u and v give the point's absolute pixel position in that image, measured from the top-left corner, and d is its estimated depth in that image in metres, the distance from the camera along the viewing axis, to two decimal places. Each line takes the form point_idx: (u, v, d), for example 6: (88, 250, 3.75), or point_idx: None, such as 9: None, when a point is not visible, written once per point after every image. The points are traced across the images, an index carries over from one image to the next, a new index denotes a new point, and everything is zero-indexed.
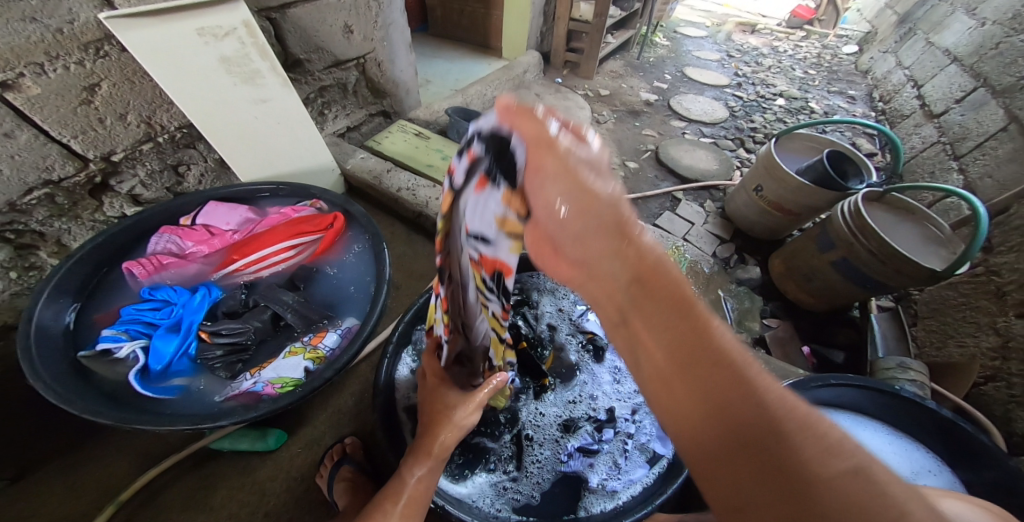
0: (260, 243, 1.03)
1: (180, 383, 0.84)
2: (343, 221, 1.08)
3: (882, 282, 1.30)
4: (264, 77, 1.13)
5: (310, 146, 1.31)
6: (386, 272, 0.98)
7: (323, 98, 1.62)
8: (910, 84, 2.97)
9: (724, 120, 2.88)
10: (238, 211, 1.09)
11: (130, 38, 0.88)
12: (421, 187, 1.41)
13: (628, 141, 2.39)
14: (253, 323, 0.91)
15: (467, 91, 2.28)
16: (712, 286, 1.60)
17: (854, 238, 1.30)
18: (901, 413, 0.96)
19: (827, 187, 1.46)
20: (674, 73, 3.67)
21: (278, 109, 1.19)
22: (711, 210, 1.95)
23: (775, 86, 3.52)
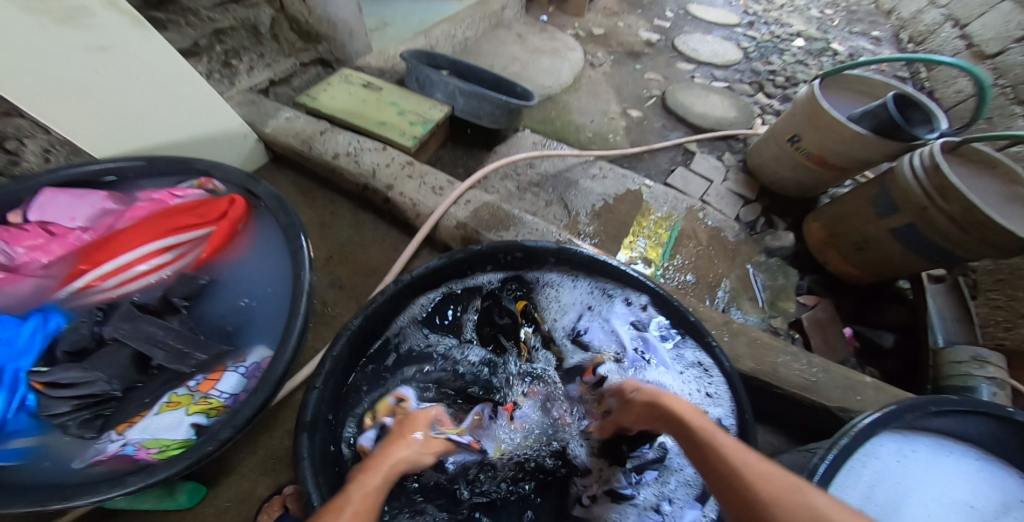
0: (121, 244, 0.70)
1: (22, 448, 0.55)
2: (244, 205, 0.77)
3: (959, 254, 1.02)
4: (96, 13, 0.70)
5: (199, 107, 0.94)
6: (306, 280, 0.67)
7: (223, 45, 1.23)
8: (949, 24, 2.60)
9: (737, 62, 2.49)
10: (87, 200, 0.72)
11: None
12: (365, 151, 1.09)
13: (628, 86, 2.01)
14: (105, 369, 0.57)
15: (431, 32, 1.86)
16: (739, 260, 1.31)
17: (929, 201, 1.00)
18: (1004, 435, 0.70)
19: (890, 137, 1.13)
20: (676, 10, 3.18)
21: (134, 59, 0.79)
22: (730, 164, 1.64)
23: (792, 25, 3.09)
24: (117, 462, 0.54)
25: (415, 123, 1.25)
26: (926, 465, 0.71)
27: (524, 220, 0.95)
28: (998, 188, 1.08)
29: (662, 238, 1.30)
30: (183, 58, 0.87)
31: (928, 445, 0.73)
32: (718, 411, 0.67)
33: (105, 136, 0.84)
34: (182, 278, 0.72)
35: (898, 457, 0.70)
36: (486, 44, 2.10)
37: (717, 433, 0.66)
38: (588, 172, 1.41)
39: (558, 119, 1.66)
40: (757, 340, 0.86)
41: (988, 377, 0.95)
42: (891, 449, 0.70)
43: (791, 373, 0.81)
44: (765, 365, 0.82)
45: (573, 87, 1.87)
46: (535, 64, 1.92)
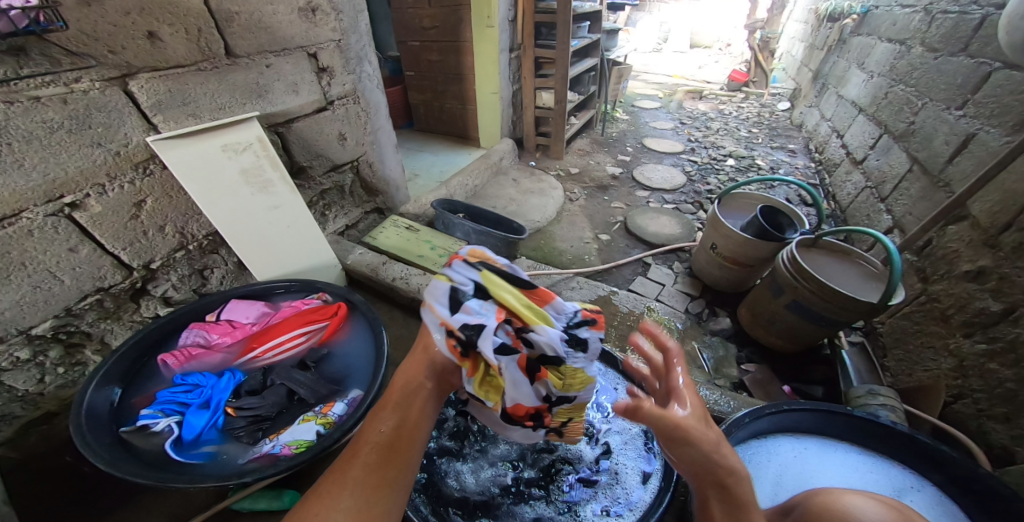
0: (275, 331, 1.23)
1: (209, 450, 0.98)
2: (345, 309, 1.29)
3: (830, 317, 1.46)
4: (275, 186, 1.41)
5: (314, 245, 1.54)
6: (384, 350, 1.15)
7: (324, 200, 1.84)
8: (835, 135, 3.49)
9: (682, 185, 3.25)
10: (257, 306, 1.30)
11: (169, 155, 1.14)
12: (413, 275, 1.59)
13: (599, 213, 2.68)
14: (268, 400, 1.07)
15: (450, 183, 2.54)
16: (688, 339, 1.78)
17: (795, 280, 1.51)
18: (862, 432, 1.06)
19: (766, 239, 1.73)
20: (635, 145, 4.12)
21: (288, 211, 1.45)
22: (679, 271, 2.20)
23: (724, 147, 4.01)
24: (262, 458, 0.95)
25: (443, 255, 1.78)
26: (819, 459, 1.05)
27: None
28: (853, 269, 1.60)
29: (627, 328, 1.75)
30: (312, 215, 1.52)
31: (819, 444, 1.08)
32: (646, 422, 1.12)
33: (268, 266, 1.45)
34: (307, 352, 1.22)
35: (797, 454, 1.06)
36: (490, 188, 2.80)
37: (647, 435, 1.09)
38: (568, 285, 1.90)
39: (546, 246, 2.22)
40: None
41: (880, 403, 1.29)
42: (786, 448, 1.07)
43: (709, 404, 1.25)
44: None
45: (556, 219, 2.49)
46: (527, 202, 2.57)
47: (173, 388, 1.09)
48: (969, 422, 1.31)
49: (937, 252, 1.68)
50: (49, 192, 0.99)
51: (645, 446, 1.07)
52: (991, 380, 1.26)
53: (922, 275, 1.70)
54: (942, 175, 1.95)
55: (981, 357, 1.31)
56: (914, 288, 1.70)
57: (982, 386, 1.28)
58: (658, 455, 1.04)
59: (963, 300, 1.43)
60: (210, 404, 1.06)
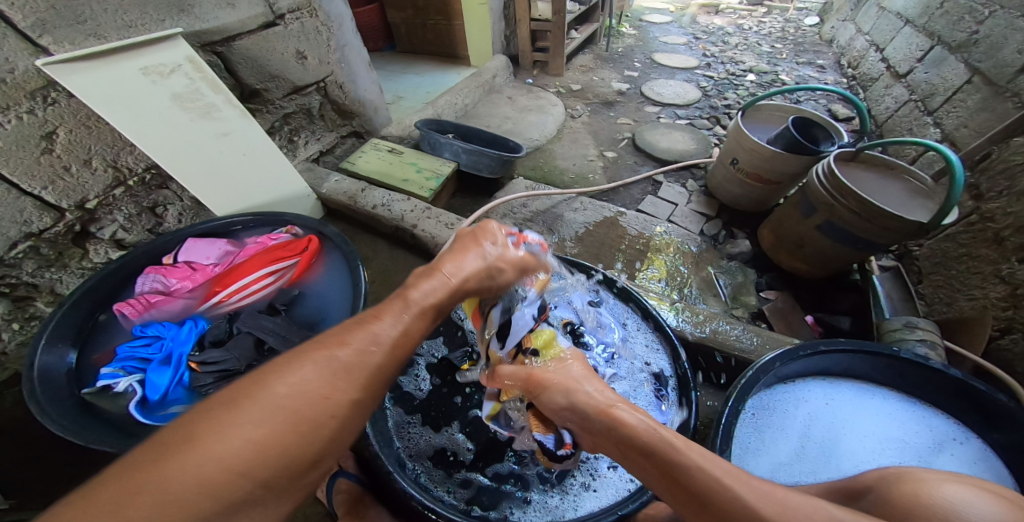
0: (240, 271, 1.09)
1: (176, 410, 0.88)
2: (317, 243, 1.14)
3: (870, 240, 1.28)
4: (221, 110, 1.18)
5: (280, 175, 1.35)
6: (360, 288, 0.99)
7: (289, 125, 1.61)
8: (874, 49, 3.05)
9: (697, 101, 2.91)
10: (217, 245, 1.14)
11: (74, 82, 0.90)
12: (395, 202, 1.40)
13: (604, 131, 2.40)
14: (235, 352, 0.93)
15: (437, 103, 2.22)
16: (702, 264, 1.62)
17: (833, 199, 1.30)
18: (906, 377, 0.93)
19: (799, 152, 1.50)
20: (643, 60, 3.66)
21: (240, 141, 1.24)
22: (694, 189, 2.01)
23: (744, 62, 3.56)
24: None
25: (430, 179, 1.55)
26: (851, 406, 0.94)
27: None
28: (897, 185, 1.39)
29: (636, 252, 1.59)
30: (272, 142, 1.31)
31: (853, 390, 0.97)
32: (661, 362, 0.95)
33: (226, 201, 1.26)
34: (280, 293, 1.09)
35: (827, 400, 0.95)
36: (483, 107, 2.47)
37: (660, 379, 0.94)
38: (571, 206, 1.71)
39: (546, 164, 2.00)
40: (699, 315, 1.22)
41: (919, 339, 1.16)
42: (817, 393, 0.96)
43: (729, 338, 1.15)
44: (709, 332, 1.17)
45: (557, 137, 2.23)
46: (524, 120, 2.30)
47: (130, 341, 0.96)
48: (1015, 360, 1.17)
49: (996, 168, 1.46)
50: None
51: (657, 393, 0.92)
52: None
53: (976, 192, 1.49)
54: (1011, 85, 1.65)
55: None
56: (964, 207, 1.50)
57: None
58: (672, 404, 0.88)
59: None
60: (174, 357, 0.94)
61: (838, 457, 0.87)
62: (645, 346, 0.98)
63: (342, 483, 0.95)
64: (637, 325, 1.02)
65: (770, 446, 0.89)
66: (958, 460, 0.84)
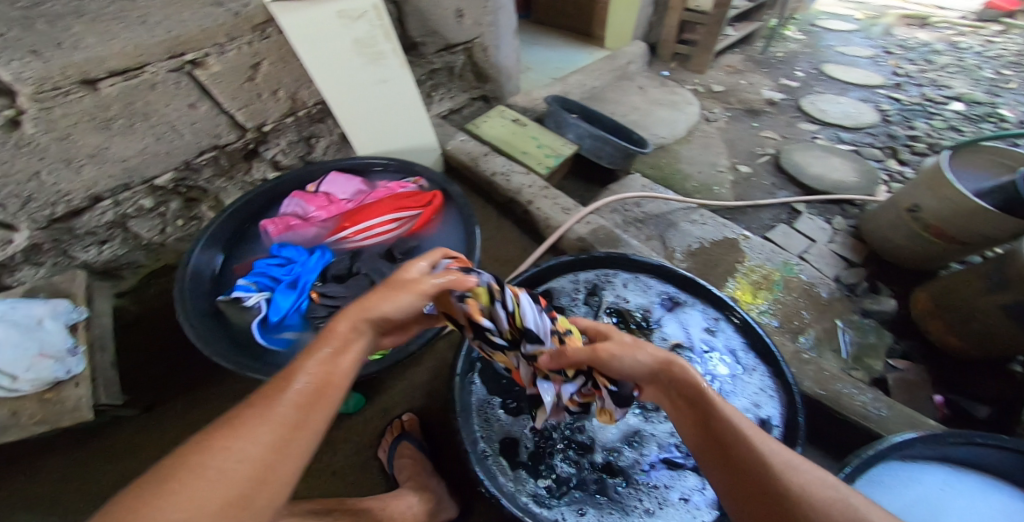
0: (368, 212, 1.19)
1: (289, 336, 1.00)
2: (440, 200, 1.20)
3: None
4: (386, 58, 1.28)
5: (415, 126, 1.44)
6: (476, 259, 1.02)
7: (432, 80, 1.70)
8: None
9: (870, 126, 2.42)
10: (354, 183, 1.26)
11: (287, 18, 1.05)
12: (516, 173, 1.38)
13: (742, 141, 2.12)
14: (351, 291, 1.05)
15: (566, 80, 2.16)
16: (829, 313, 1.38)
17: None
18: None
19: (1012, 215, 1.14)
20: (809, 69, 3.10)
21: (393, 92, 1.35)
22: (840, 228, 1.72)
23: (949, 88, 2.85)
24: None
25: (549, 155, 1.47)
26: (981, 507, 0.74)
27: (630, 242, 1.15)
28: None
29: (752, 283, 1.41)
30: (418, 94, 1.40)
31: (982, 484, 0.77)
32: (770, 410, 0.81)
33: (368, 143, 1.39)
34: (398, 240, 1.18)
35: (946, 487, 0.76)
36: (610, 93, 2.31)
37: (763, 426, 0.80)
38: (688, 217, 1.54)
39: (668, 165, 1.84)
40: (826, 371, 1.03)
41: None
42: (936, 477, 0.76)
43: (853, 402, 0.97)
44: (828, 389, 1.00)
45: (686, 138, 2.03)
46: (654, 114, 2.13)
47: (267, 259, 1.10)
48: None
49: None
50: (172, 47, 0.92)
51: None
52: None
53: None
54: None
55: None
56: None
57: None
58: None
59: None
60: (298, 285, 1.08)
61: None
62: (755, 389, 0.85)
63: (404, 448, 0.98)
64: (752, 366, 0.88)
65: None
66: None
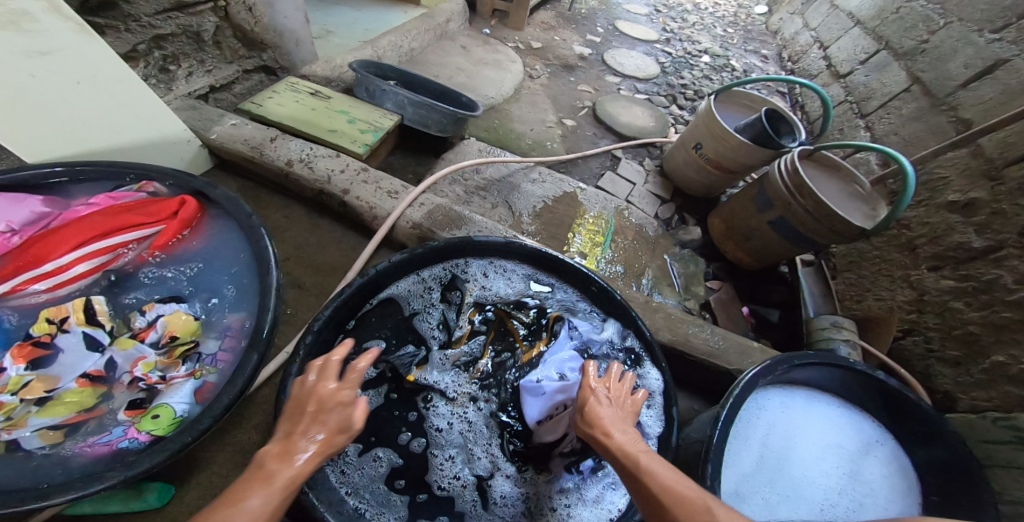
0: (63, 241, 0.79)
1: None
2: (192, 206, 0.90)
3: (812, 239, 1.31)
4: (35, 15, 0.71)
5: (143, 112, 0.96)
6: (271, 302, 0.77)
7: (164, 50, 1.16)
8: (817, 46, 2.99)
9: (656, 76, 2.76)
10: (26, 205, 0.80)
11: None
12: (319, 158, 1.13)
13: (564, 97, 2.22)
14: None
15: (377, 43, 1.86)
16: (658, 251, 1.54)
17: (791, 197, 1.28)
18: (856, 393, 0.93)
19: (765, 146, 1.44)
20: (606, 25, 3.34)
21: (93, 71, 0.83)
22: (649, 168, 1.92)
23: (700, 42, 3.41)
24: (87, 454, 0.63)
25: (366, 131, 1.29)
26: (805, 415, 0.91)
27: (474, 219, 1.07)
28: (841, 189, 1.42)
29: (594, 232, 1.48)
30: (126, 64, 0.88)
31: (804, 398, 0.94)
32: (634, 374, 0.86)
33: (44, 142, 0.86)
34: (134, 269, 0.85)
35: (784, 409, 0.91)
36: (431, 55, 2.14)
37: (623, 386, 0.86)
38: (529, 177, 1.55)
39: (501, 127, 1.83)
40: (673, 316, 1.07)
41: (843, 340, 1.27)
42: (775, 402, 0.91)
43: (698, 341, 1.02)
44: (680, 335, 1.02)
45: (514, 97, 2.06)
46: (480, 75, 2.09)
47: None
48: (915, 362, 1.28)
49: (940, 201, 1.39)
50: None
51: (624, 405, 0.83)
52: (953, 321, 1.19)
53: (965, 218, 1.27)
54: (949, 100, 1.60)
55: (945, 295, 1.24)
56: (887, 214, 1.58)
57: (937, 325, 1.24)
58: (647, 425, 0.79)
59: (940, 231, 1.34)
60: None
61: (790, 466, 0.86)
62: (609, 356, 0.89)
63: None
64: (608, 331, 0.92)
65: (736, 458, 0.84)
66: (880, 462, 0.89)
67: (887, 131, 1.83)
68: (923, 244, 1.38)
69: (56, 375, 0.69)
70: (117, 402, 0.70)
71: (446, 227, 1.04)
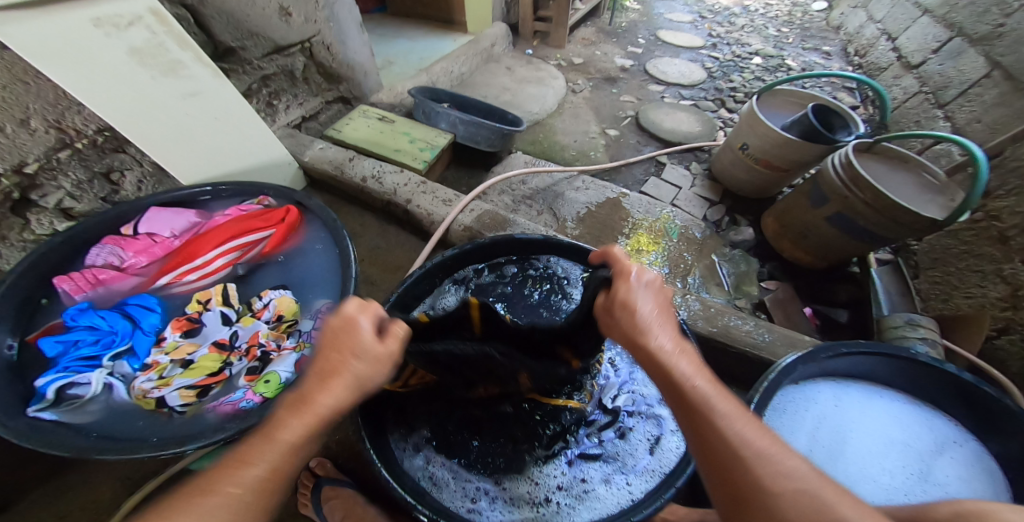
0: (202, 243, 0.94)
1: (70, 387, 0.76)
2: (296, 213, 1.00)
3: (878, 233, 1.23)
4: (187, 67, 0.94)
5: (258, 139, 1.15)
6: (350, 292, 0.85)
7: (268, 87, 1.39)
8: (885, 38, 2.79)
9: (703, 81, 2.73)
10: (185, 216, 0.99)
11: (12, 36, 0.67)
12: (387, 173, 1.28)
13: (606, 108, 2.28)
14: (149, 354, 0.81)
15: (431, 69, 2.06)
16: (706, 251, 1.52)
17: (847, 190, 1.22)
18: (916, 383, 0.94)
19: (814, 141, 1.38)
20: (648, 36, 3.36)
21: (227, 109, 1.05)
22: (697, 172, 1.88)
23: (750, 44, 3.29)
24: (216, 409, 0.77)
25: (424, 149, 1.44)
26: (860, 410, 0.95)
27: (517, 221, 1.15)
28: (910, 180, 1.32)
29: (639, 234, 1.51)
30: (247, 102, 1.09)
31: (861, 394, 0.98)
32: None
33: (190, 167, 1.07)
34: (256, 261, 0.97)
35: (836, 401, 0.96)
36: (479, 77, 2.32)
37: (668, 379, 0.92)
38: (572, 185, 1.62)
39: (546, 140, 1.93)
40: (712, 308, 1.05)
41: (920, 338, 1.18)
42: (826, 395, 0.96)
43: (740, 332, 1.00)
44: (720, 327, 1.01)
45: (558, 111, 2.16)
46: (524, 92, 2.21)
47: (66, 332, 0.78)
48: (1014, 363, 1.18)
49: None
50: None
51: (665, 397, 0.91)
52: None
53: None
54: None
55: None
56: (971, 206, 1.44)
57: None
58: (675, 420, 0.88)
59: None
60: (103, 352, 0.80)
61: (844, 458, 0.89)
62: None
63: (329, 490, 0.88)
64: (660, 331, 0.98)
65: None
66: (956, 463, 0.87)
67: (969, 119, 1.67)
68: (1016, 234, 1.22)
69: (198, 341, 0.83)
70: (235, 370, 0.81)
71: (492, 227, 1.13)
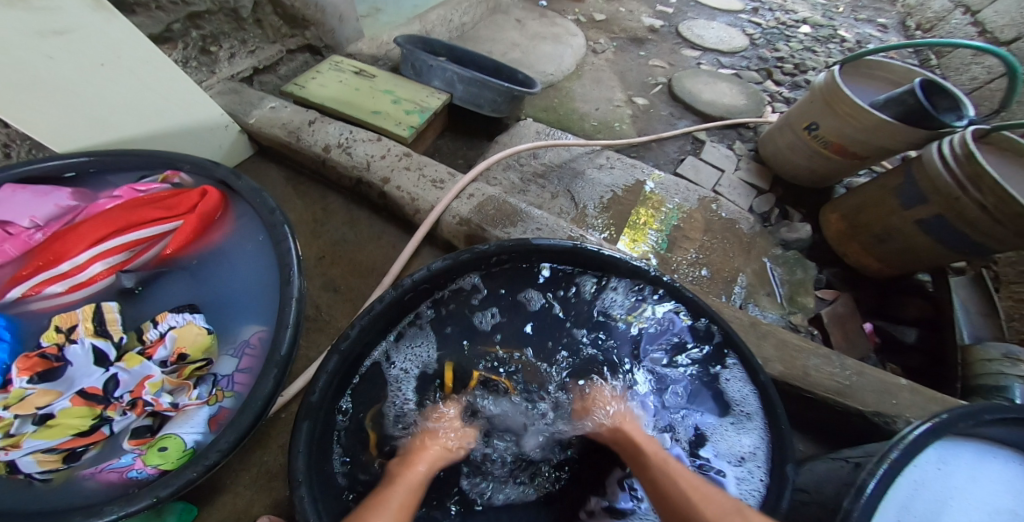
0: (77, 238, 0.68)
1: None
2: (215, 197, 0.76)
3: (989, 244, 0.97)
4: None
5: (174, 94, 0.86)
6: (291, 314, 0.61)
7: (200, 31, 1.08)
8: (961, 11, 2.41)
9: (744, 48, 2.36)
10: (51, 198, 0.72)
11: None
12: (359, 142, 0.99)
13: (633, 73, 1.94)
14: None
15: (426, 17, 1.71)
16: (755, 253, 1.25)
17: (959, 189, 0.95)
18: None
19: (915, 124, 1.08)
20: None
21: (115, 48, 0.73)
22: (742, 153, 1.58)
23: (796, 11, 2.86)
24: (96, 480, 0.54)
25: (411, 112, 1.14)
26: (969, 474, 0.62)
27: (532, 214, 0.87)
28: None
29: (674, 228, 1.23)
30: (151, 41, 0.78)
31: (970, 450, 0.64)
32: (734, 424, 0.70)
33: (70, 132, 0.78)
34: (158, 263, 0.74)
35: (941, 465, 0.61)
36: (484, 29, 1.96)
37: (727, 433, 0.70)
38: (594, 162, 1.33)
39: (562, 107, 1.61)
40: (787, 342, 0.80)
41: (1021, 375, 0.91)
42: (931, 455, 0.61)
43: (822, 376, 0.76)
44: (796, 369, 0.76)
45: (577, 73, 1.83)
46: (536, 50, 1.86)
47: None
48: None
49: None
50: None
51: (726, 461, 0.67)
52: None
53: None
54: None
55: None
56: None
57: None
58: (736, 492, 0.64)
59: None
60: None
61: None
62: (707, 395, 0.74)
63: None
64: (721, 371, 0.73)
65: None
66: None
67: None
68: None
69: (58, 391, 0.56)
70: (121, 426, 0.58)
71: (498, 218, 0.86)
